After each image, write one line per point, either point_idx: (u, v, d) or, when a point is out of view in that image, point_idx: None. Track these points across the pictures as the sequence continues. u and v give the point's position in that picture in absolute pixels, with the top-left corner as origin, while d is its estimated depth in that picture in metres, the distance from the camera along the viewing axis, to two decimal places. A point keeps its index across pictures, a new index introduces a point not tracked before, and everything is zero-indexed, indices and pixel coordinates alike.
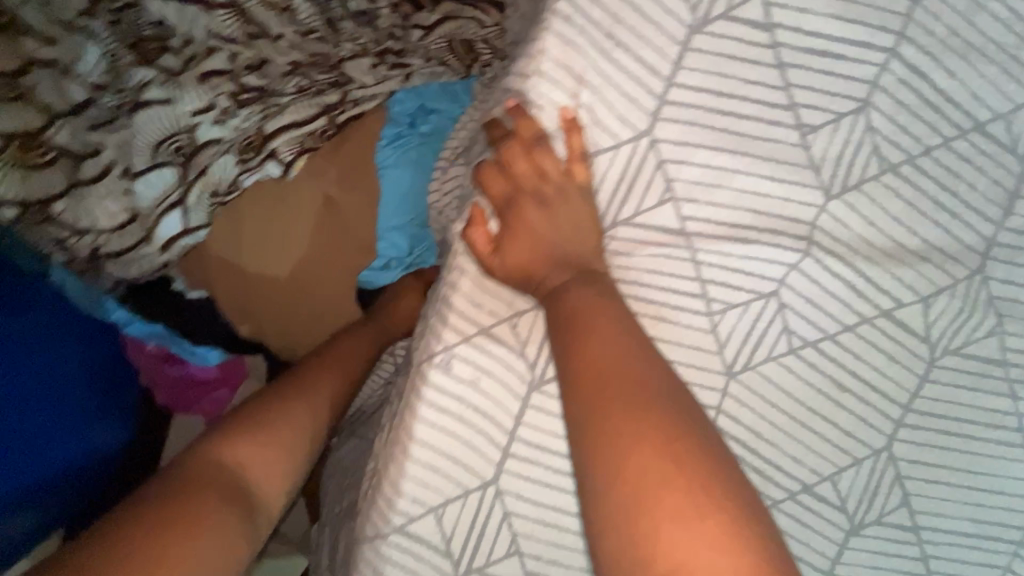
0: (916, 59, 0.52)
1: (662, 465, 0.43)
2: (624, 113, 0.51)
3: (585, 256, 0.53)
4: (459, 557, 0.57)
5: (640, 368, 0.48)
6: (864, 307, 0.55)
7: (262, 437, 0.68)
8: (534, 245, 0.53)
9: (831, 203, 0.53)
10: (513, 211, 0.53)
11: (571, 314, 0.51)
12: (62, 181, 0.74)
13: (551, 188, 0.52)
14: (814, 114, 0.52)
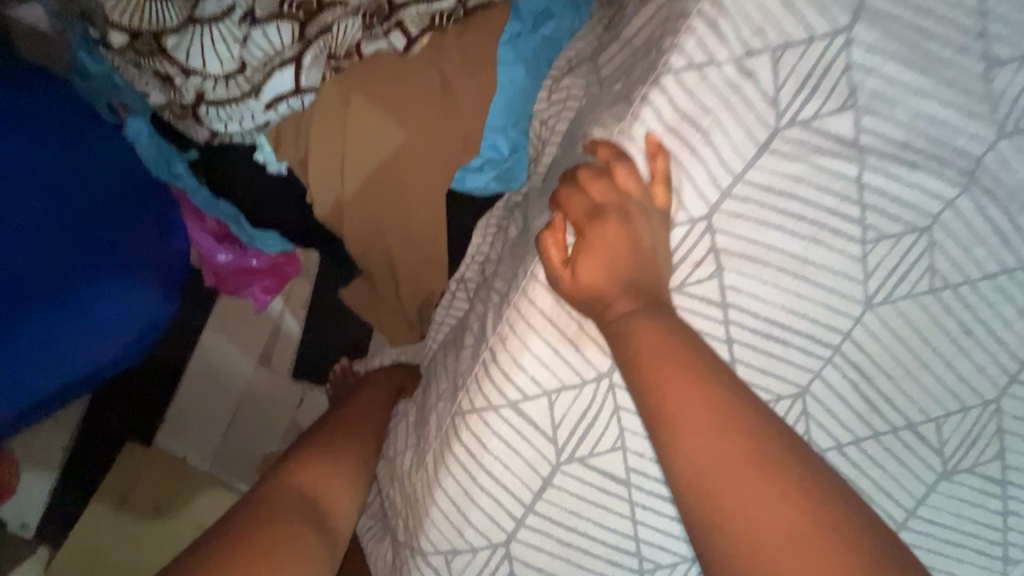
0: None
1: (720, 436, 0.44)
2: (825, 6, 0.49)
3: (649, 275, 0.51)
4: (564, 445, 0.58)
5: (694, 362, 0.48)
6: (1007, 257, 0.55)
7: (343, 430, 0.75)
8: (654, 181, 0.51)
9: (999, 143, 0.52)
10: (596, 224, 0.51)
11: (617, 303, 0.51)
12: (176, 15, 0.71)
13: (632, 209, 0.51)
14: (1003, 47, 0.51)
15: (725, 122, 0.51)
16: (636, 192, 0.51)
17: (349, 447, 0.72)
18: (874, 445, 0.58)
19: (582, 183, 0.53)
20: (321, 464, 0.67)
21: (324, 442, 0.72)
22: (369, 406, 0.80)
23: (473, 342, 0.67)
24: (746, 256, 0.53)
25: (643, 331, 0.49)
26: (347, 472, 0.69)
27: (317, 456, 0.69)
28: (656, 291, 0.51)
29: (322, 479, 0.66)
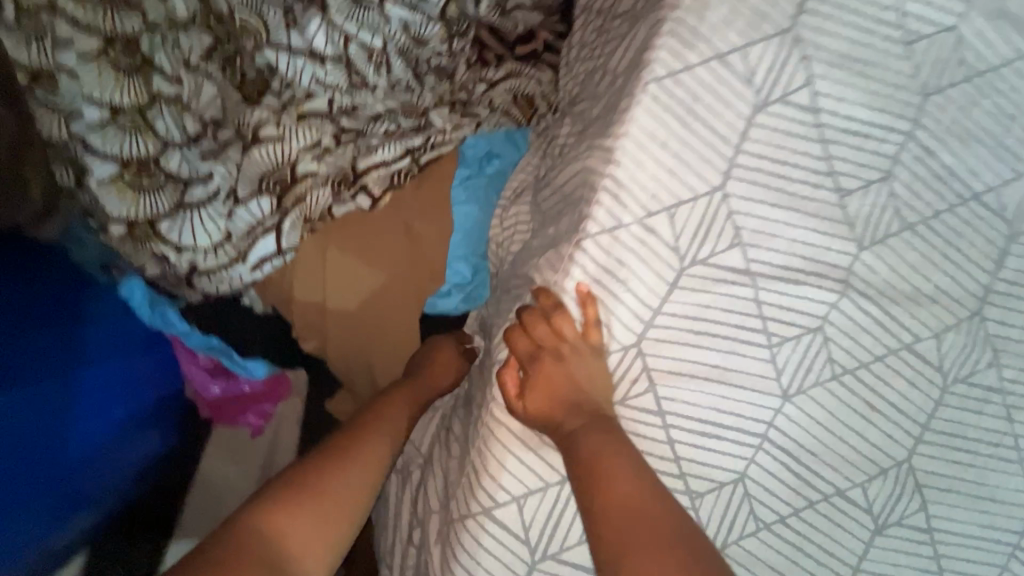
0: (929, 141, 0.66)
1: (646, 520, 0.54)
2: (701, 172, 0.62)
3: (595, 396, 0.62)
4: (536, 544, 0.65)
5: (617, 464, 0.58)
6: (890, 340, 0.66)
7: (357, 454, 0.74)
8: (588, 324, 0.62)
9: (864, 252, 0.65)
10: (535, 366, 0.63)
11: (569, 416, 0.61)
12: (168, 203, 0.82)
13: (567, 347, 0.62)
14: (849, 180, 0.65)
15: (639, 267, 0.62)
16: (572, 334, 0.62)
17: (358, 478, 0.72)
18: (814, 513, 0.66)
19: (528, 325, 0.63)
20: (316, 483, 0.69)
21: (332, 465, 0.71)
22: (389, 425, 0.80)
23: (457, 460, 0.75)
24: (676, 371, 0.64)
25: (591, 433, 0.59)
26: (344, 500, 0.69)
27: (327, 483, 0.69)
28: (598, 407, 0.62)
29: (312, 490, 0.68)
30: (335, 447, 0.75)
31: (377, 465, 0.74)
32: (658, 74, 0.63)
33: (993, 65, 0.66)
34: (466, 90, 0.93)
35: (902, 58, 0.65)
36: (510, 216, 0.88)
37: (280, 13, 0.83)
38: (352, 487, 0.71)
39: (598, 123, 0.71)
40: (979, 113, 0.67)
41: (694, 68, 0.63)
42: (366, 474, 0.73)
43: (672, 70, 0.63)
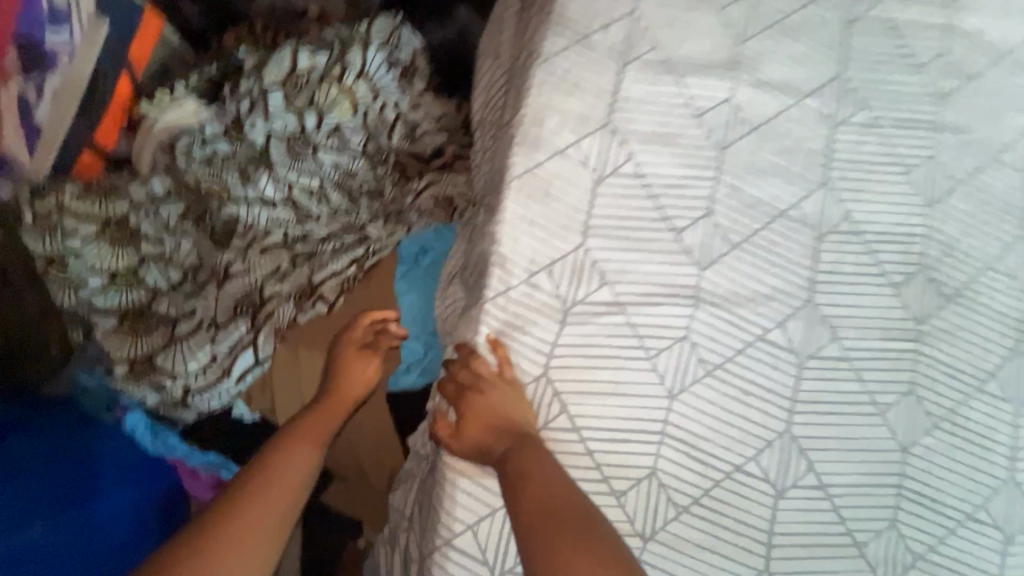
0: (734, 180, 0.87)
1: (556, 515, 0.65)
2: (563, 236, 0.82)
3: (516, 423, 0.76)
4: (494, 562, 0.77)
5: (539, 473, 0.70)
6: (745, 335, 0.83)
7: (245, 521, 0.68)
8: (501, 363, 0.79)
9: (706, 270, 0.84)
10: (462, 403, 0.78)
11: (495, 438, 0.75)
12: (160, 338, 0.98)
13: (487, 382, 0.77)
14: (680, 220, 0.84)
15: (532, 314, 0.81)
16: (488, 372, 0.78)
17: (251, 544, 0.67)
18: (721, 489, 0.80)
19: (452, 372, 0.80)
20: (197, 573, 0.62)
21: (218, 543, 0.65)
22: (287, 476, 0.75)
23: (426, 509, 0.88)
24: (579, 392, 0.79)
25: (512, 450, 0.73)
26: (247, 554, 0.66)
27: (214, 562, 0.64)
28: (518, 427, 0.76)
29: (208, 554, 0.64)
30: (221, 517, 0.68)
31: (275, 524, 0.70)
32: (517, 172, 0.84)
33: (765, 118, 0.89)
34: (395, 202, 1.09)
35: (698, 126, 0.87)
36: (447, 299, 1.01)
37: (237, 175, 1.05)
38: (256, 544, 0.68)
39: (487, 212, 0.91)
40: (766, 154, 0.88)
41: (543, 163, 0.84)
42: (267, 528, 0.69)
43: (527, 167, 0.84)
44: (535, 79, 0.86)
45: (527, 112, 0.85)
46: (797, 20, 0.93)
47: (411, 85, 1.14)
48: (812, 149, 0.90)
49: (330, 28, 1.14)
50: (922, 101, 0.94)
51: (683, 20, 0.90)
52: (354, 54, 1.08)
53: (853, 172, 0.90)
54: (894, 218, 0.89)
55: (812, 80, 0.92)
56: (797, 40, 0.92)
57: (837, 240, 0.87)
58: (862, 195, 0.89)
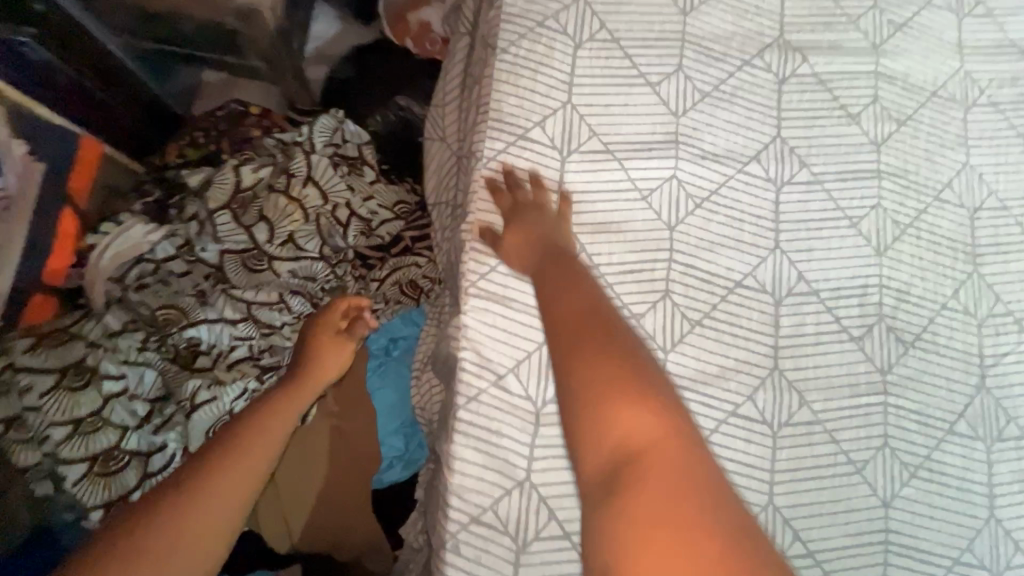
0: (686, 258, 0.88)
1: (611, 383, 0.60)
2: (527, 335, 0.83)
3: (555, 242, 0.81)
4: None
5: (580, 305, 0.70)
6: (718, 413, 0.84)
7: (206, 493, 0.64)
8: (562, 202, 0.86)
9: (670, 353, 0.85)
10: (512, 215, 0.84)
11: (544, 287, 0.76)
12: (136, 477, 0.93)
13: (541, 204, 0.85)
14: (638, 305, 0.86)
15: (507, 422, 0.80)
16: (543, 196, 0.86)
17: (174, 554, 0.60)
18: None
19: (489, 194, 0.87)
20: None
21: (142, 550, 0.59)
22: (230, 477, 0.67)
23: None
24: (563, 495, 0.78)
25: (554, 278, 0.75)
26: (204, 521, 0.63)
27: (137, 564, 0.59)
28: (553, 233, 0.82)
29: (165, 527, 0.61)
30: (142, 519, 0.61)
31: (211, 526, 0.63)
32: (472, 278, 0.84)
33: (710, 190, 0.91)
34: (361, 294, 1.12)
35: (644, 208, 0.89)
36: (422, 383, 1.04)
37: (193, 297, 1.03)
38: (219, 503, 0.65)
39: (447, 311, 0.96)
40: (715, 225, 0.90)
41: (497, 265, 0.85)
42: (228, 505, 0.65)
43: (481, 272, 0.84)
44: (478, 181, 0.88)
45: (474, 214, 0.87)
46: (732, 86, 0.94)
47: (361, 176, 1.13)
48: (760, 215, 0.91)
49: (270, 138, 1.11)
50: (862, 150, 0.95)
51: (621, 103, 0.91)
52: (300, 162, 1.06)
53: (801, 233, 0.91)
54: (847, 272, 0.91)
55: (752, 145, 0.93)
56: (734, 107, 0.94)
57: (796, 303, 0.89)
58: (813, 254, 0.91)
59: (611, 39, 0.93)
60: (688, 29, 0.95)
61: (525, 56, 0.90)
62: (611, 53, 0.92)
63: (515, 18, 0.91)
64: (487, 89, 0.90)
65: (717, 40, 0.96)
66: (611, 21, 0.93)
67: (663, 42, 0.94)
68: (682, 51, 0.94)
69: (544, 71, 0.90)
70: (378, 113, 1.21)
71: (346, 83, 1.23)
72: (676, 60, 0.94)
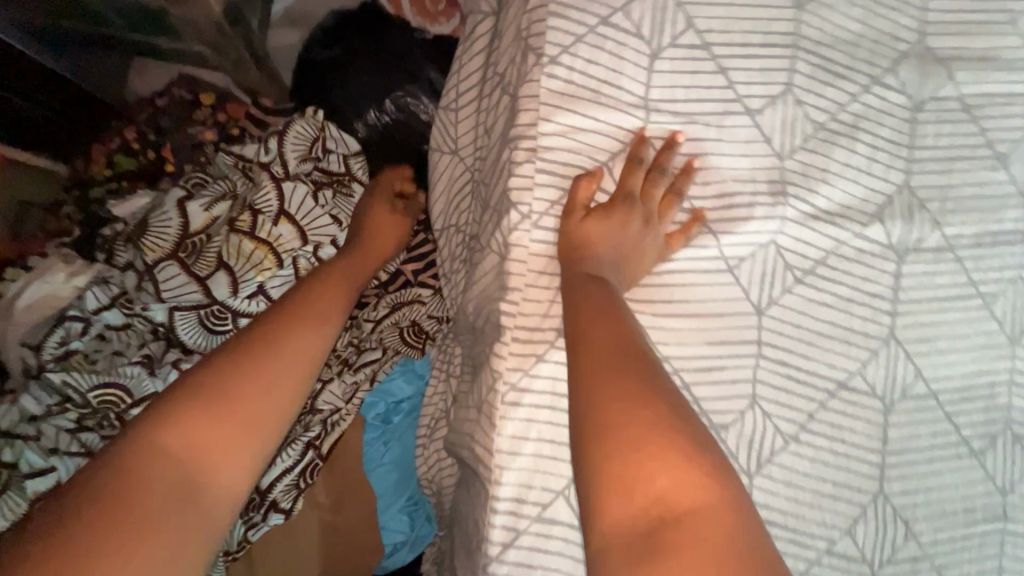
0: (779, 353, 0.68)
1: (639, 415, 0.49)
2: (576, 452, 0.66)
3: (644, 217, 0.65)
4: None
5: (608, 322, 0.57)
6: (808, 551, 0.67)
7: (271, 356, 0.61)
8: (681, 178, 0.66)
9: (755, 478, 0.66)
10: (621, 178, 0.65)
11: (584, 302, 0.60)
12: None
13: (649, 184, 0.65)
14: (722, 415, 0.66)
15: (548, 570, 0.66)
16: (653, 199, 0.66)
17: (235, 414, 0.55)
18: None
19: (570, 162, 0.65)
20: (176, 447, 0.51)
21: (202, 408, 0.54)
22: (297, 348, 0.64)
23: None
24: None
25: (598, 296, 0.62)
26: (274, 388, 0.59)
27: (216, 401, 0.55)
28: (648, 209, 0.65)
29: (237, 383, 0.57)
30: (195, 375, 0.57)
31: (274, 390, 0.59)
32: (511, 380, 0.66)
33: (816, 259, 0.69)
34: (353, 344, 0.95)
35: (729, 284, 0.68)
36: (430, 456, 0.87)
37: (137, 365, 0.79)
38: (291, 362, 0.62)
39: (466, 395, 0.76)
40: (818, 307, 0.69)
41: (543, 360, 0.66)
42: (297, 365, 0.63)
43: (523, 371, 0.66)
44: (528, 249, 0.66)
45: (524, 291, 0.66)
46: (853, 114, 0.71)
47: (351, 197, 0.89)
48: (876, 293, 0.70)
49: (224, 151, 0.84)
50: (1006, 204, 0.74)
51: (712, 138, 0.67)
52: (269, 193, 0.80)
53: (923, 315, 0.71)
54: (972, 367, 0.72)
55: (874, 198, 0.70)
56: (854, 144, 0.70)
57: (910, 408, 0.70)
58: (936, 344, 0.71)
59: (701, 45, 0.67)
60: (803, 31, 0.70)
61: (584, 68, 0.64)
62: (700, 66, 0.67)
63: (572, 9, 0.63)
64: (531, 117, 0.64)
65: (839, 47, 0.71)
66: (702, 17, 0.67)
67: (769, 50, 0.69)
68: (792, 64, 0.69)
69: (608, 91, 0.65)
70: (375, 110, 0.92)
71: (327, 66, 0.92)
72: (784, 78, 0.69)
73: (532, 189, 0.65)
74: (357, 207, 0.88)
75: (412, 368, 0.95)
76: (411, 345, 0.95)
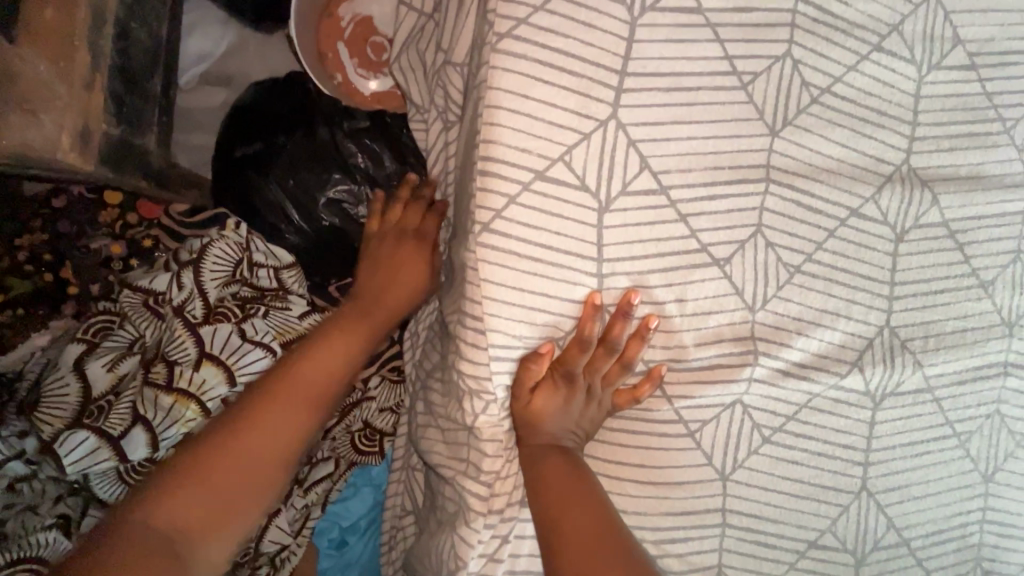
0: (747, 521, 0.64)
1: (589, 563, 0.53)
2: None
3: (592, 388, 0.61)
4: None
5: (578, 480, 0.58)
6: None
7: (290, 399, 0.58)
8: (637, 341, 0.60)
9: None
10: (566, 353, 0.59)
11: (546, 479, 0.59)
12: None
13: (600, 353, 0.60)
14: None
15: None
16: (601, 370, 0.61)
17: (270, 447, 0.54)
18: None
19: (522, 335, 0.58)
20: (210, 476, 0.50)
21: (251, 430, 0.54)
22: (313, 393, 0.60)
23: None
24: None
25: (556, 467, 0.59)
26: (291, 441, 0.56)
27: (224, 457, 0.52)
28: (595, 379, 0.61)
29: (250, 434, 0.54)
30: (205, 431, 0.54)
31: (272, 450, 0.54)
32: (474, 568, 0.62)
33: (787, 415, 0.64)
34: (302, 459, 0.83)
35: (692, 450, 0.62)
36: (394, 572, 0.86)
37: (52, 529, 0.63)
38: (309, 412, 0.58)
39: (420, 552, 0.70)
40: (788, 466, 0.64)
41: (508, 540, 0.62)
42: (311, 413, 0.58)
43: (487, 555, 0.62)
44: (502, 429, 0.61)
45: (499, 470, 0.62)
46: (832, 251, 0.63)
47: (287, 310, 0.79)
48: (849, 443, 0.66)
49: (129, 286, 0.74)
50: (989, 335, 0.68)
51: (673, 298, 0.60)
52: (185, 341, 0.70)
53: (895, 462, 0.67)
54: (945, 509, 0.69)
55: (852, 343, 0.65)
56: (832, 286, 0.64)
57: (882, 559, 0.67)
58: (910, 491, 0.68)
59: (659, 189, 0.58)
60: (774, 161, 0.61)
61: (525, 235, 0.56)
62: (660, 215, 0.58)
63: (504, 164, 0.55)
64: (476, 295, 0.56)
65: (820, 175, 0.63)
66: (664, 157, 0.58)
67: (738, 186, 0.60)
68: (763, 201, 0.61)
69: (565, 257, 0.57)
70: (299, 214, 0.84)
71: (248, 168, 0.84)
72: (753, 217, 0.61)
73: (490, 376, 0.58)
74: (381, 255, 0.77)
75: (370, 475, 0.89)
76: (365, 453, 0.87)
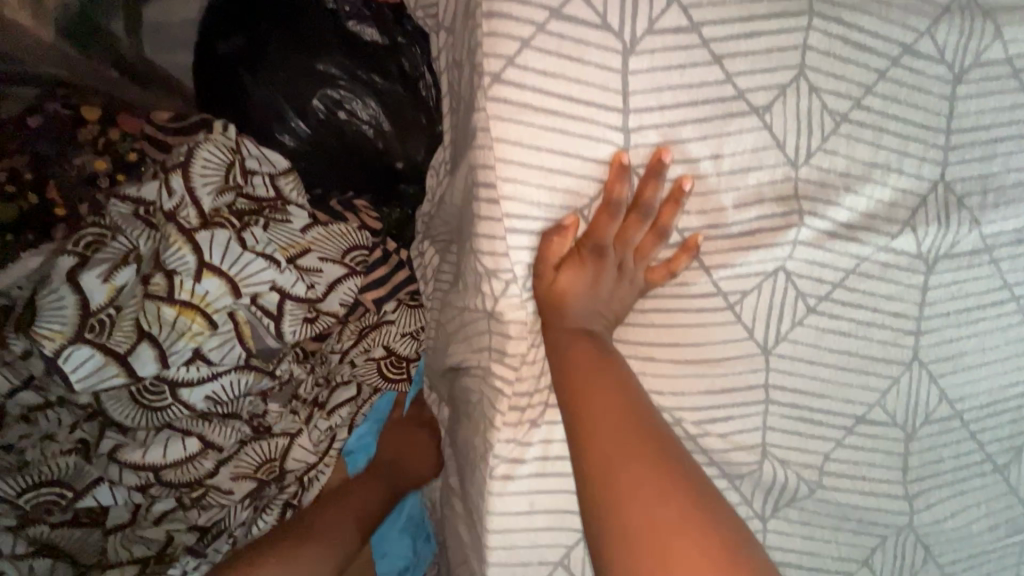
0: (791, 397, 0.60)
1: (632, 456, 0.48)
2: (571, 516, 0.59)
3: (623, 265, 0.56)
4: None
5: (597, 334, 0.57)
6: None
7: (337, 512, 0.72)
8: (674, 204, 0.54)
9: (770, 521, 0.61)
10: (594, 226, 0.54)
11: (570, 361, 0.55)
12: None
13: (632, 221, 0.54)
14: (736, 465, 0.60)
15: None
16: (634, 242, 0.55)
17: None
18: None
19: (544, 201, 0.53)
20: None
21: None
22: (322, 530, 0.68)
23: None
24: None
25: (583, 349, 0.55)
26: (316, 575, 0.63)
27: None
28: (625, 253, 0.55)
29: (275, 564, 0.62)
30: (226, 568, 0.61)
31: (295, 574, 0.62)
32: (505, 455, 0.58)
33: (834, 283, 0.59)
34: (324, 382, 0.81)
35: (731, 323, 0.58)
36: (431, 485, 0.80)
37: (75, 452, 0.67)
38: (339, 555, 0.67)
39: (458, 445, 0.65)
40: (835, 338, 0.60)
41: (540, 426, 0.58)
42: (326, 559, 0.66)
43: (518, 442, 0.58)
44: (526, 311, 0.57)
45: (525, 354, 0.58)
46: (883, 96, 0.57)
47: (290, 224, 0.74)
48: (900, 310, 0.61)
49: (117, 196, 0.69)
50: None
51: (708, 154, 0.54)
52: (181, 248, 0.65)
53: (948, 330, 0.63)
54: (1003, 379, 0.65)
55: (904, 200, 0.59)
56: (883, 136, 0.57)
57: (933, 432, 0.64)
58: (966, 360, 0.64)
59: (690, 27, 0.51)
60: None
61: (542, 86, 0.50)
62: (692, 57, 0.51)
63: (514, 4, 0.48)
64: (491, 159, 0.51)
65: (871, 6, 0.55)
66: None
67: (778, 22, 0.53)
68: (805, 38, 0.54)
69: (586, 110, 0.51)
70: (297, 116, 0.77)
71: (235, 65, 0.76)
72: (796, 57, 0.54)
73: (507, 252, 0.53)
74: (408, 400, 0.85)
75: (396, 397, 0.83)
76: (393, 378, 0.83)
